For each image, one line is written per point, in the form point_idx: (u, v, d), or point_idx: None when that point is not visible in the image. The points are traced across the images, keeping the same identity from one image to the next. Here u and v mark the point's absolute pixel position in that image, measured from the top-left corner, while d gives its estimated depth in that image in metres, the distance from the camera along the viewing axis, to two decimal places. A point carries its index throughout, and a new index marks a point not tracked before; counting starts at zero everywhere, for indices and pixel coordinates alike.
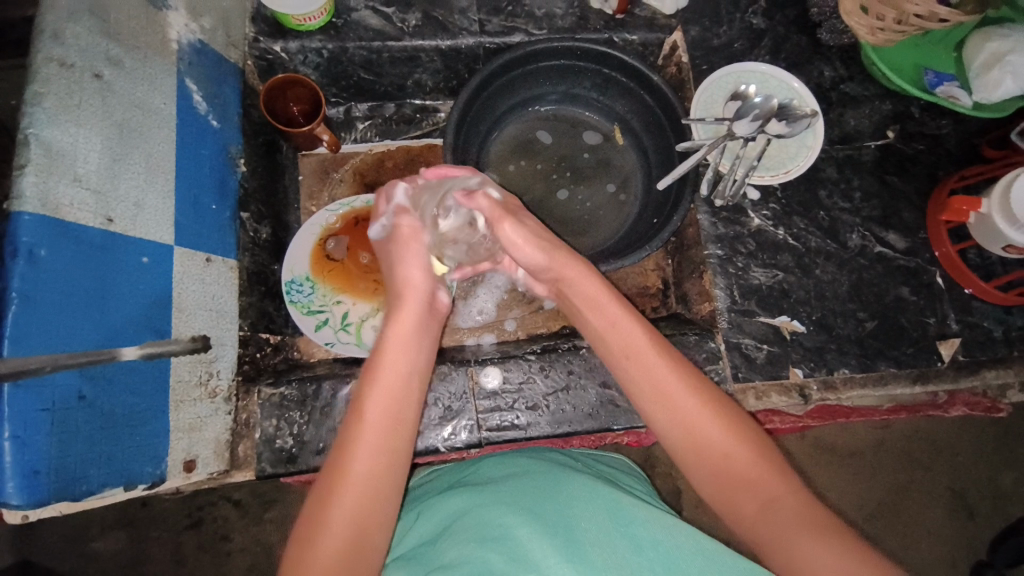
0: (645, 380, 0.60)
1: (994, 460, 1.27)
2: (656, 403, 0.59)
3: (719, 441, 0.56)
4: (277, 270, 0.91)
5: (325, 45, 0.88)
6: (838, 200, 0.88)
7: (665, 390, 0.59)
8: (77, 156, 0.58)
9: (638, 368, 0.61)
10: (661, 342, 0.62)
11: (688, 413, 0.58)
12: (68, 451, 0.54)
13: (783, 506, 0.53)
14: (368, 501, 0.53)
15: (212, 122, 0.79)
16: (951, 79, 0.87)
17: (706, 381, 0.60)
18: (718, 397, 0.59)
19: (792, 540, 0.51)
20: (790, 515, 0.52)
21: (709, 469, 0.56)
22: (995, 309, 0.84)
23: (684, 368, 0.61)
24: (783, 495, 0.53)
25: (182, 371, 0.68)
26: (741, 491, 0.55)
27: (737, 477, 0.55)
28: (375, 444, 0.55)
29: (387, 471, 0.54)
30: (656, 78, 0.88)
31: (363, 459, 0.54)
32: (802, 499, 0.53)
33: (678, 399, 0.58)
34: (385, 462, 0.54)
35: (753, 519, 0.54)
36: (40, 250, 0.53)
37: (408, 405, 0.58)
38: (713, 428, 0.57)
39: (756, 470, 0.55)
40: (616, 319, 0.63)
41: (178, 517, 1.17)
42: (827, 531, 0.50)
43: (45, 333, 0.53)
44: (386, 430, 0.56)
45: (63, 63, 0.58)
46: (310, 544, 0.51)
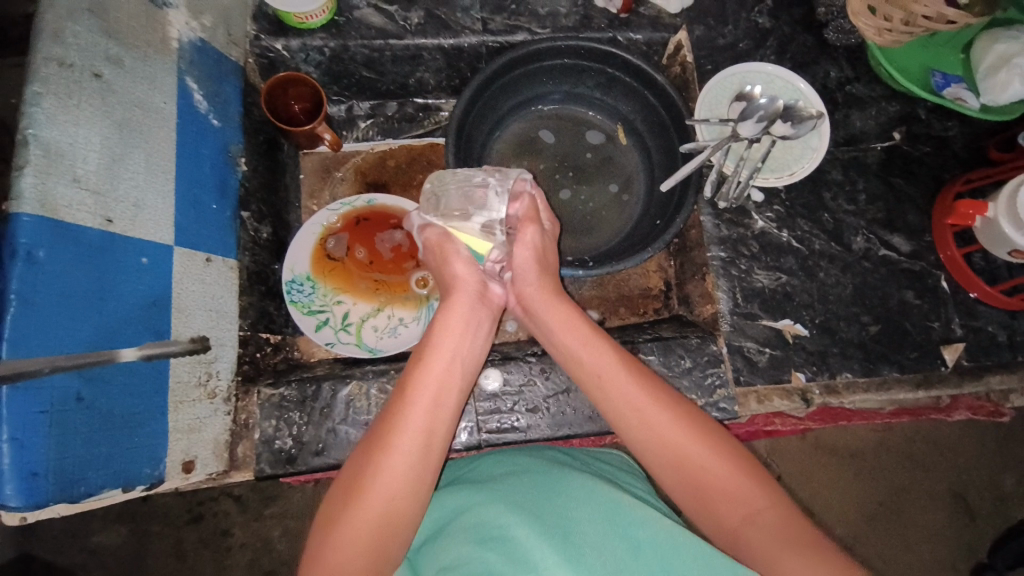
0: (617, 402, 0.61)
1: (995, 463, 1.27)
2: (630, 425, 0.60)
3: (695, 455, 0.56)
4: (278, 270, 0.90)
5: (326, 43, 0.88)
6: (842, 202, 0.87)
7: (638, 411, 0.59)
8: (75, 156, 0.57)
9: (606, 397, 0.62)
10: (633, 363, 0.63)
11: (666, 432, 0.58)
12: (66, 453, 0.54)
13: (764, 518, 0.53)
14: (408, 482, 0.54)
15: (213, 121, 0.79)
16: (958, 80, 0.87)
17: (679, 398, 0.61)
18: (692, 412, 0.60)
19: (773, 553, 0.51)
20: (770, 526, 0.52)
21: (688, 488, 0.56)
22: (999, 313, 0.84)
23: (657, 388, 0.61)
24: (765, 509, 0.53)
25: (181, 372, 0.68)
26: (722, 505, 0.55)
27: (717, 495, 0.55)
28: (419, 425, 0.56)
29: (433, 443, 0.56)
30: (659, 77, 0.87)
31: (407, 440, 0.55)
32: (782, 511, 0.53)
33: (653, 418, 0.59)
34: (433, 436, 0.57)
35: (736, 532, 0.54)
36: (38, 252, 0.53)
37: (451, 391, 0.60)
38: (689, 443, 0.57)
39: (736, 481, 0.55)
40: (579, 348, 0.65)
41: (180, 513, 1.17)
42: (805, 543, 0.50)
43: (43, 335, 0.53)
44: (430, 414, 0.57)
45: (63, 63, 0.58)
46: (349, 510, 0.52)
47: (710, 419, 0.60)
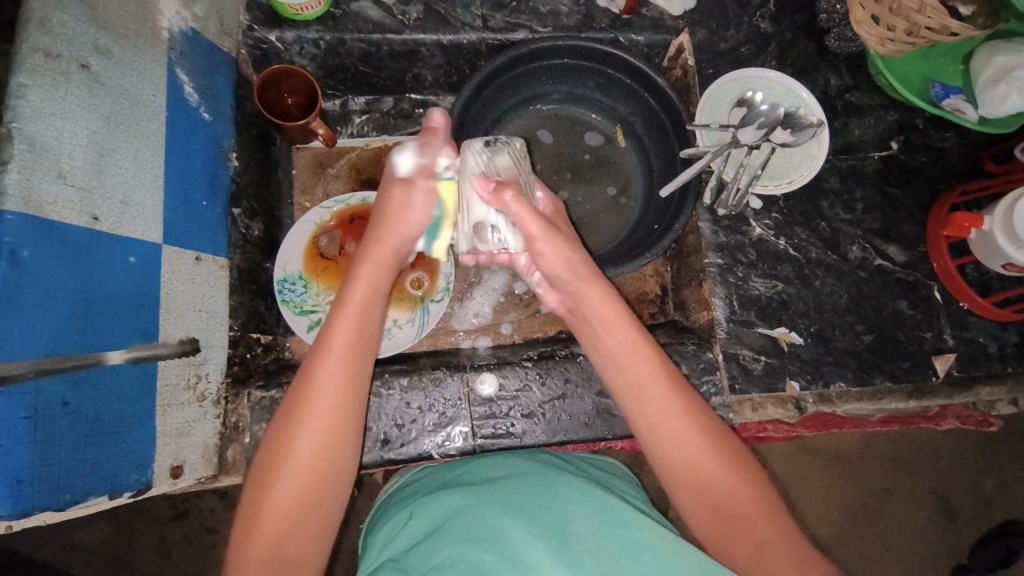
0: (650, 408, 0.59)
1: (977, 466, 1.29)
2: (659, 431, 0.58)
3: (718, 480, 0.56)
4: (270, 268, 0.89)
5: (322, 36, 0.85)
6: (839, 211, 0.87)
7: (671, 423, 0.58)
8: (62, 151, 0.55)
9: (644, 403, 0.60)
10: (671, 371, 0.62)
11: (698, 449, 0.57)
12: (51, 460, 0.53)
13: (775, 551, 0.52)
14: (326, 440, 0.54)
15: (205, 115, 0.77)
16: (958, 91, 0.86)
17: (714, 419, 0.60)
18: (720, 435, 0.59)
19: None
20: (781, 560, 0.51)
21: (703, 505, 0.56)
22: (990, 324, 0.84)
23: (694, 405, 0.60)
24: (777, 538, 0.53)
25: (170, 374, 0.66)
26: (735, 531, 0.54)
27: (732, 515, 0.55)
28: (336, 377, 0.56)
29: (350, 398, 0.56)
30: (660, 80, 0.86)
31: (326, 394, 0.55)
32: (794, 547, 0.52)
33: (684, 431, 0.58)
34: (347, 391, 0.56)
35: (744, 560, 0.53)
36: (22, 251, 0.51)
37: (368, 344, 0.60)
38: (715, 465, 0.56)
39: (754, 512, 0.54)
40: (630, 349, 0.62)
41: (163, 510, 1.15)
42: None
43: (27, 338, 0.51)
44: (347, 369, 0.57)
45: (49, 54, 0.56)
46: (271, 480, 0.52)
47: (738, 445, 0.59)
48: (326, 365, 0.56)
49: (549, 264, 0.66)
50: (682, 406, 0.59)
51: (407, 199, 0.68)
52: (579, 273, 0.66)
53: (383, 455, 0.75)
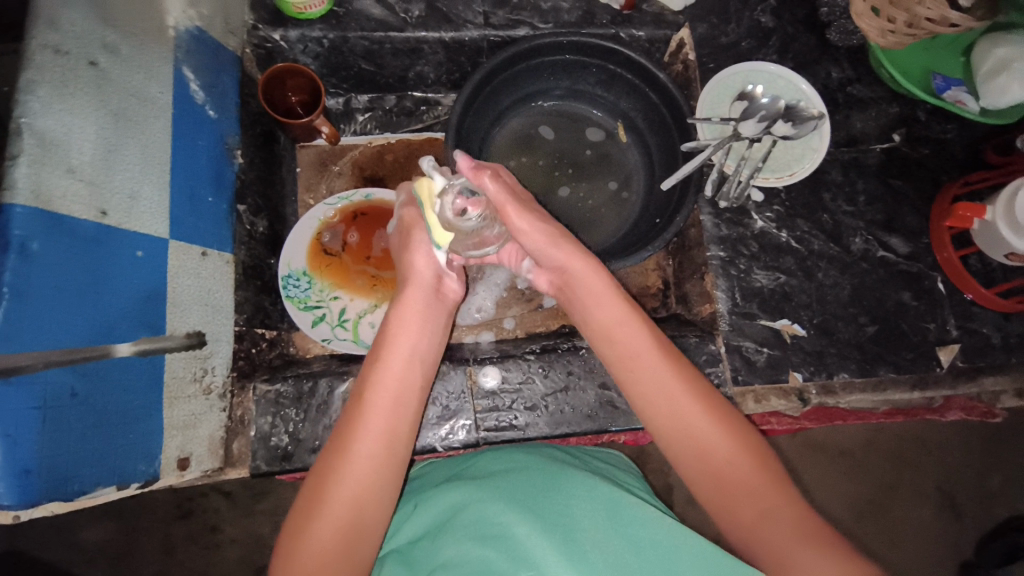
0: (645, 383, 0.61)
1: (983, 462, 1.28)
2: (657, 405, 0.60)
3: (717, 447, 0.56)
4: (274, 264, 0.89)
5: (326, 34, 0.86)
6: (842, 203, 0.88)
7: (667, 394, 0.59)
8: (70, 146, 0.56)
9: (638, 378, 0.61)
10: (661, 343, 0.63)
11: (697, 420, 0.58)
12: (59, 450, 0.53)
13: (780, 516, 0.52)
14: (364, 484, 0.54)
15: (210, 112, 0.77)
16: (959, 83, 0.87)
17: (709, 387, 0.60)
18: (715, 403, 0.59)
19: (787, 550, 0.50)
20: (787, 528, 0.51)
21: (709, 483, 0.56)
22: (994, 315, 0.84)
23: (684, 373, 0.61)
24: (782, 507, 0.53)
25: (177, 367, 0.67)
26: (738, 500, 0.54)
27: (736, 491, 0.54)
28: (376, 429, 0.56)
29: (394, 442, 0.57)
30: (661, 76, 0.86)
31: (368, 441, 0.55)
32: (798, 510, 0.53)
33: (682, 404, 0.59)
34: (392, 436, 0.57)
35: (750, 528, 0.53)
36: (32, 244, 0.52)
37: (410, 397, 0.59)
38: (716, 437, 0.57)
39: (756, 477, 0.54)
40: (619, 321, 0.64)
41: (169, 507, 1.16)
42: (820, 538, 0.50)
43: (37, 329, 0.52)
44: (389, 417, 0.57)
45: (58, 51, 0.57)
46: (309, 517, 0.52)
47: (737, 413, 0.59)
48: (371, 405, 0.57)
49: (532, 237, 0.68)
50: (674, 376, 0.60)
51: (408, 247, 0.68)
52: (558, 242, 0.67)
53: None
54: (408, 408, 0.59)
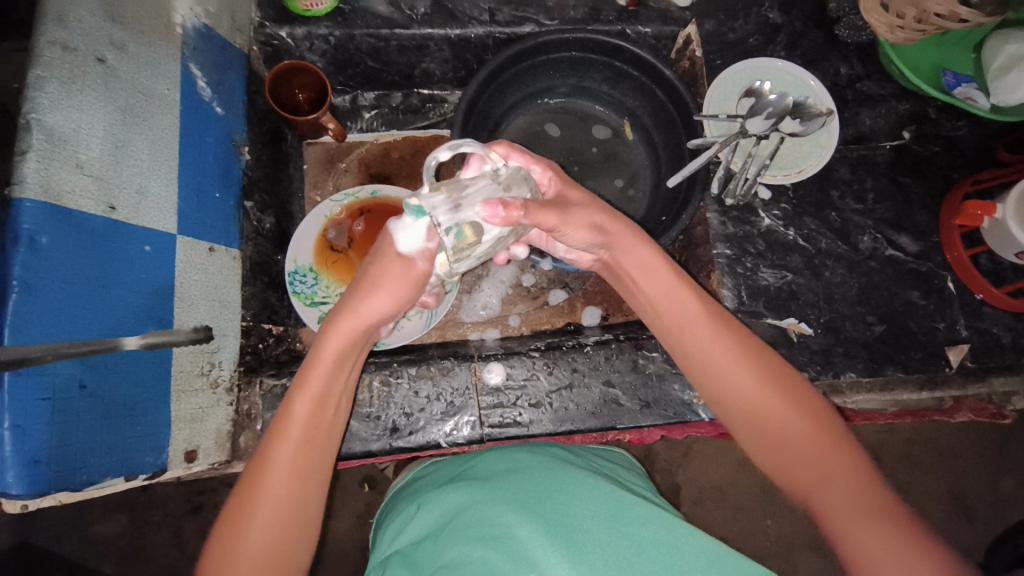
0: (703, 358, 0.61)
1: (994, 464, 1.26)
2: (714, 381, 0.60)
3: (773, 415, 0.57)
4: (281, 260, 0.90)
5: (332, 32, 0.87)
6: (850, 201, 0.87)
7: (716, 357, 0.60)
8: (79, 142, 0.57)
9: (688, 342, 0.62)
10: (723, 319, 0.62)
11: (754, 395, 0.58)
12: (68, 441, 0.54)
13: (836, 480, 0.53)
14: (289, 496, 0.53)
15: (217, 109, 0.78)
16: (969, 80, 0.86)
17: (770, 358, 0.60)
18: (780, 374, 0.59)
19: (842, 518, 0.51)
20: (841, 491, 0.52)
21: (762, 445, 0.57)
22: (1005, 315, 0.83)
23: (741, 339, 0.61)
24: (840, 473, 0.53)
25: (185, 361, 0.67)
26: (796, 464, 0.55)
27: (792, 451, 0.56)
28: (287, 466, 0.54)
29: (315, 451, 0.56)
30: (668, 72, 0.85)
31: (286, 449, 0.54)
32: (857, 475, 0.53)
33: (739, 380, 0.59)
34: (312, 445, 0.55)
35: (804, 490, 0.54)
36: (41, 238, 0.53)
37: (331, 404, 0.58)
38: (769, 402, 0.58)
39: (817, 444, 0.55)
40: (675, 291, 0.63)
41: (178, 503, 1.16)
42: (874, 511, 0.50)
43: (46, 323, 0.52)
44: (311, 423, 0.56)
45: (66, 48, 0.57)
46: (237, 532, 0.52)
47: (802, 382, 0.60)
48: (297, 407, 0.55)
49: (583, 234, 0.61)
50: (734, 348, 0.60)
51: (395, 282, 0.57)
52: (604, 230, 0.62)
53: (392, 443, 0.76)
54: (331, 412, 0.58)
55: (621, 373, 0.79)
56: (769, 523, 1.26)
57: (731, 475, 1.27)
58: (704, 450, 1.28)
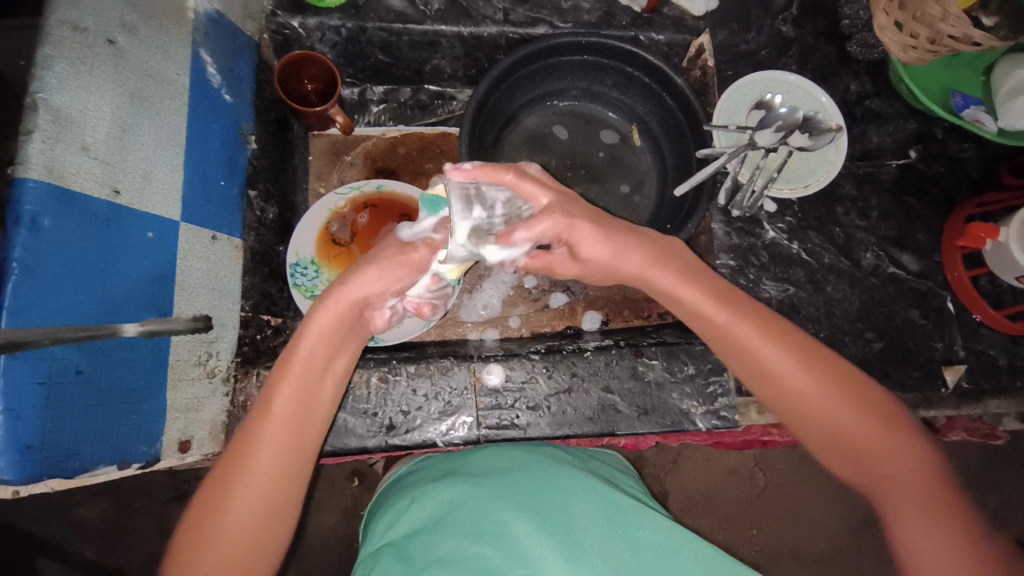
0: (754, 358, 0.58)
1: (981, 483, 1.27)
2: (765, 382, 0.58)
3: (831, 414, 0.56)
4: (283, 252, 0.89)
5: (344, 24, 0.86)
6: (854, 217, 0.87)
7: (767, 357, 0.58)
8: (85, 124, 0.56)
9: (727, 344, 0.60)
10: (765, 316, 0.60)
11: (805, 391, 0.56)
12: (62, 427, 0.53)
13: (904, 476, 0.53)
14: (268, 486, 0.52)
15: (225, 96, 0.77)
16: (978, 103, 0.85)
17: (821, 353, 0.58)
18: (838, 370, 0.57)
19: (907, 515, 0.52)
20: (907, 489, 0.53)
21: (823, 442, 0.57)
22: (1001, 337, 0.84)
23: (788, 335, 0.59)
24: (907, 472, 0.53)
25: (182, 350, 0.67)
26: (863, 459, 0.55)
27: (854, 449, 0.55)
28: (269, 456, 0.52)
29: (301, 440, 0.54)
30: (679, 81, 0.85)
31: (270, 438, 0.53)
32: (920, 470, 0.54)
33: (795, 381, 0.57)
34: (296, 434, 0.54)
35: (872, 485, 0.55)
36: (43, 220, 0.52)
37: (316, 392, 0.56)
38: (828, 402, 0.56)
39: (875, 437, 0.55)
40: (707, 289, 0.61)
41: (164, 490, 1.15)
42: (941, 510, 0.52)
43: (45, 306, 0.52)
44: (295, 413, 0.54)
45: (77, 27, 0.56)
46: (210, 520, 0.51)
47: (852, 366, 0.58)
48: (281, 394, 0.54)
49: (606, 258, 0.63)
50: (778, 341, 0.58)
51: (393, 263, 0.59)
52: (628, 252, 0.63)
53: (388, 440, 0.75)
54: (318, 400, 0.56)
55: (621, 379, 0.79)
56: (756, 533, 1.26)
57: (721, 483, 1.28)
58: (694, 458, 1.28)
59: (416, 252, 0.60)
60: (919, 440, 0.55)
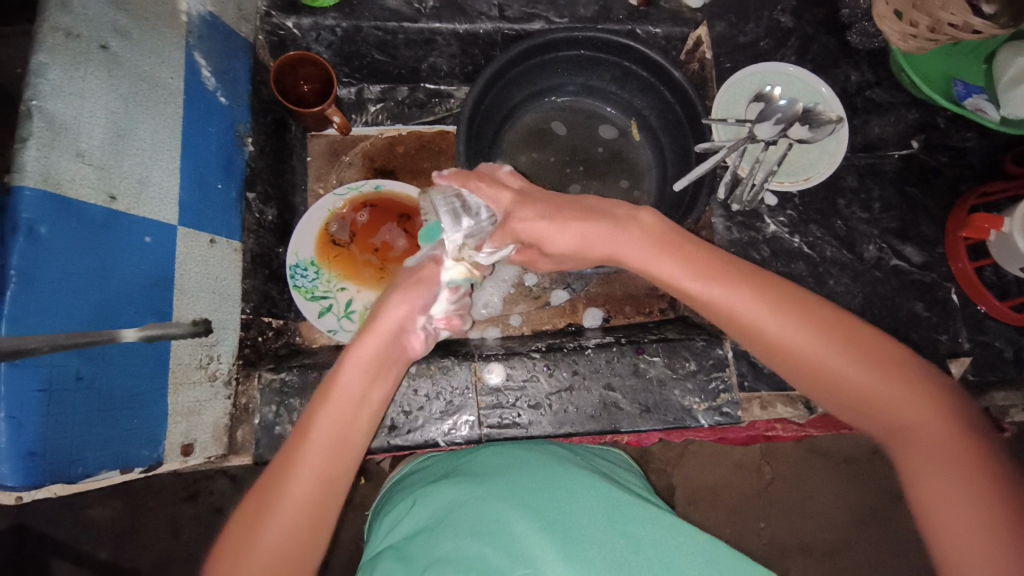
0: (762, 331, 0.56)
1: None
2: (775, 353, 0.57)
3: (845, 377, 0.54)
4: (282, 254, 0.90)
5: (338, 23, 0.86)
6: (856, 210, 0.86)
7: (775, 328, 0.55)
8: (80, 130, 0.56)
9: (732, 320, 0.57)
10: (771, 284, 0.57)
11: (817, 359, 0.55)
12: (63, 433, 0.53)
13: (921, 427, 0.52)
14: (312, 507, 0.52)
15: (221, 99, 0.77)
16: (980, 91, 0.85)
17: (832, 316, 0.56)
18: (851, 330, 0.55)
19: (917, 467, 0.51)
20: (923, 440, 0.51)
21: (838, 401, 0.55)
22: (1007, 328, 0.83)
23: (795, 301, 0.56)
24: (921, 424, 0.52)
25: (183, 354, 0.67)
26: (878, 412, 0.53)
27: (869, 407, 0.54)
28: (314, 478, 0.52)
29: (343, 461, 0.55)
30: (678, 74, 0.84)
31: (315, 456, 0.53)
32: (938, 420, 0.51)
33: (804, 348, 0.55)
34: (340, 456, 0.54)
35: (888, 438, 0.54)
36: (40, 227, 0.52)
37: (361, 416, 0.57)
38: (842, 366, 0.54)
39: (890, 394, 0.53)
40: (711, 265, 0.59)
41: (173, 490, 1.16)
42: (960, 462, 0.50)
43: (44, 313, 0.52)
44: (339, 435, 0.55)
45: (69, 34, 0.56)
46: (254, 542, 0.50)
47: (878, 333, 0.56)
48: (325, 414, 0.55)
49: (623, 241, 0.62)
50: (799, 320, 0.55)
51: (414, 284, 0.65)
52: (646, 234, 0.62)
53: (390, 441, 0.75)
54: (359, 421, 0.57)
55: (622, 376, 0.78)
56: (763, 526, 1.26)
57: (727, 477, 1.28)
58: (699, 453, 1.28)
59: (427, 267, 0.66)
60: (935, 389, 0.53)
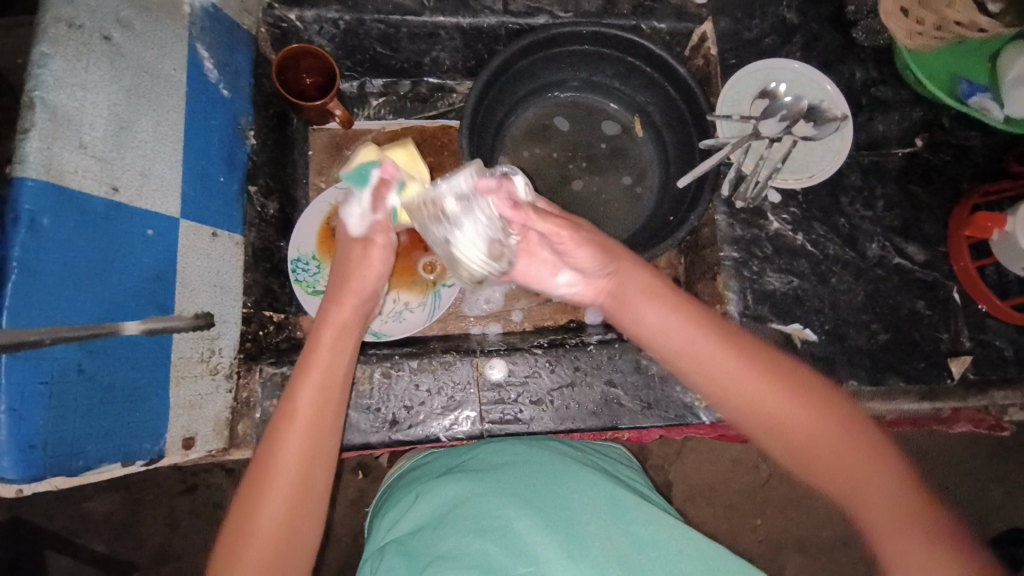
0: (713, 373, 0.56)
1: (988, 474, 1.26)
2: (727, 395, 0.55)
3: (800, 427, 0.53)
4: (284, 248, 0.89)
5: (342, 15, 0.85)
6: (860, 208, 0.86)
7: (726, 371, 0.55)
8: (83, 122, 0.56)
9: (688, 364, 0.57)
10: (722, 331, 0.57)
11: (767, 406, 0.54)
12: (64, 426, 0.53)
13: (877, 482, 0.50)
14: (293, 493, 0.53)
15: (223, 92, 0.77)
16: (983, 90, 0.84)
17: (780, 365, 0.56)
18: (796, 377, 0.55)
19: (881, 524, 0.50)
20: (878, 497, 0.50)
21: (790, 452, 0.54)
22: (1008, 327, 0.83)
23: (746, 349, 0.56)
24: (879, 482, 0.50)
25: (184, 347, 0.67)
26: (827, 464, 0.52)
27: (821, 460, 0.52)
28: (293, 466, 0.54)
29: (319, 444, 0.56)
30: (682, 70, 0.84)
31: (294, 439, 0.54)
32: (886, 477, 0.51)
33: (754, 394, 0.54)
34: (315, 441, 0.55)
35: (847, 493, 0.52)
36: (42, 219, 0.51)
37: (332, 403, 0.58)
38: (790, 415, 0.53)
39: (841, 446, 0.52)
40: (662, 311, 0.59)
41: (172, 483, 1.16)
42: (913, 518, 0.49)
43: (45, 305, 0.51)
44: (312, 426, 0.56)
45: (72, 24, 0.56)
46: (239, 535, 0.51)
47: (815, 376, 0.56)
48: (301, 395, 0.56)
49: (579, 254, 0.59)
50: (747, 365, 0.55)
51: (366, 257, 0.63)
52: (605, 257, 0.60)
53: (391, 435, 0.75)
54: (331, 408, 0.58)
55: (623, 373, 0.78)
56: (760, 522, 1.27)
57: (725, 474, 1.28)
58: (698, 449, 1.28)
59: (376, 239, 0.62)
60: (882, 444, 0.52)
